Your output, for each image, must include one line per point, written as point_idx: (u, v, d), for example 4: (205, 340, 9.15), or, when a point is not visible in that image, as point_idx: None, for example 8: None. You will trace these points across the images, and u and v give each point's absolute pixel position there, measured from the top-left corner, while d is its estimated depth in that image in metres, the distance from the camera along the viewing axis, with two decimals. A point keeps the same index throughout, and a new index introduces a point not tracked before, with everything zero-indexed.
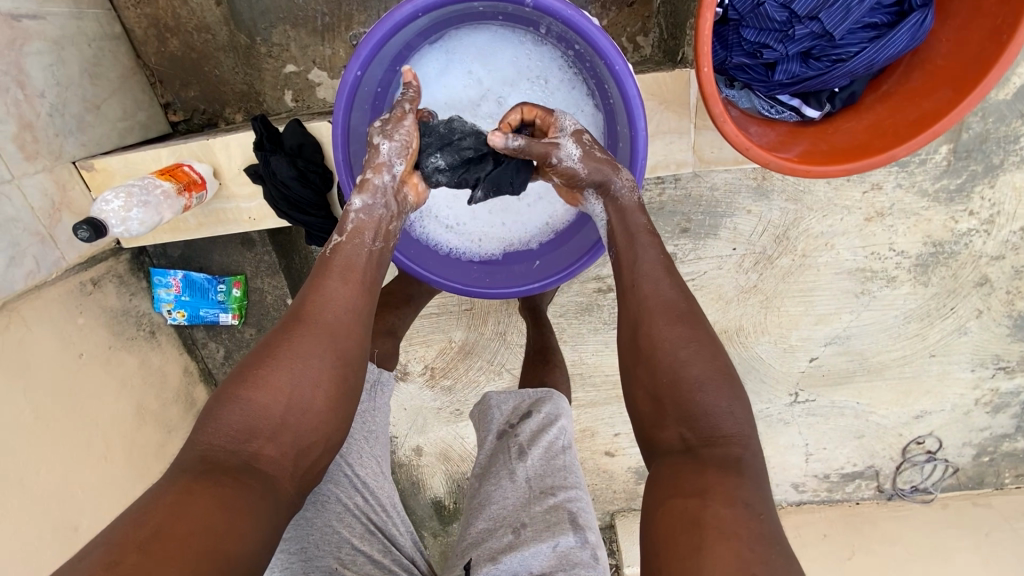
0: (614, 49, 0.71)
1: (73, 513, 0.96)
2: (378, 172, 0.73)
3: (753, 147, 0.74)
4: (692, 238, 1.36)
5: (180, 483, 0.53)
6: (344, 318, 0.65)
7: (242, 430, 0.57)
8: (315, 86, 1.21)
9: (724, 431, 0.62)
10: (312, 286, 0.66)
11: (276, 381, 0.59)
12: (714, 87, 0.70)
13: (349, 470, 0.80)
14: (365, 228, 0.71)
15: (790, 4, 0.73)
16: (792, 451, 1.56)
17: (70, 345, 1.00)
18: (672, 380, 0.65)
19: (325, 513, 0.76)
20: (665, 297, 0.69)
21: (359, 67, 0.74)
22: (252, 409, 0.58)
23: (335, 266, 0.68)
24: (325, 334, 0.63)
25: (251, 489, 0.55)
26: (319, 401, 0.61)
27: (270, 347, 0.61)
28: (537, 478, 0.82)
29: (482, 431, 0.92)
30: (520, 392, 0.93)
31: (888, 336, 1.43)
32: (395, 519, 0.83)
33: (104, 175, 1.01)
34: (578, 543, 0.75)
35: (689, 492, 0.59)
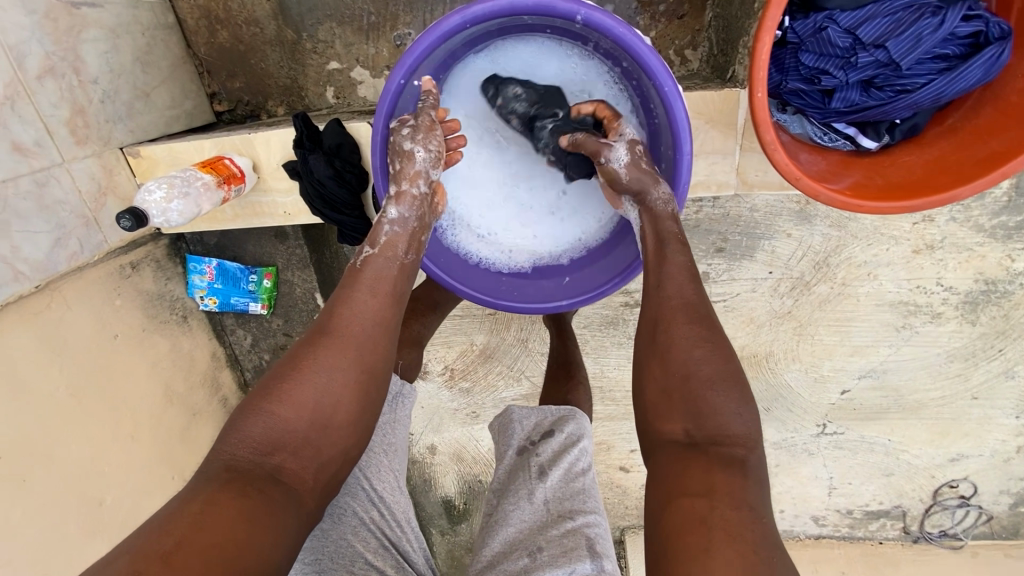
0: (665, 70, 0.68)
1: (99, 489, 0.98)
2: (414, 182, 0.76)
3: (804, 177, 0.71)
4: (727, 258, 1.32)
5: (203, 494, 0.53)
6: (371, 333, 0.66)
7: (265, 442, 0.58)
8: (357, 84, 1.22)
9: (732, 431, 0.59)
10: (340, 300, 0.67)
11: (301, 395, 0.60)
12: (767, 114, 0.67)
13: (367, 484, 0.80)
14: (396, 240, 0.73)
15: (855, 30, 0.69)
16: (815, 483, 1.50)
17: (106, 326, 1.02)
18: (683, 375, 0.62)
19: (341, 527, 0.77)
20: (687, 297, 0.67)
21: (403, 75, 0.74)
22: (275, 422, 0.58)
23: (364, 280, 0.69)
24: (351, 349, 0.64)
25: (274, 502, 0.55)
26: (342, 417, 0.62)
27: (296, 360, 0.62)
28: (557, 501, 0.81)
29: (501, 444, 0.91)
30: (542, 409, 0.92)
31: (927, 373, 1.36)
32: (409, 534, 0.82)
33: (149, 162, 1.03)
34: (595, 571, 0.73)
35: (696, 493, 0.56)
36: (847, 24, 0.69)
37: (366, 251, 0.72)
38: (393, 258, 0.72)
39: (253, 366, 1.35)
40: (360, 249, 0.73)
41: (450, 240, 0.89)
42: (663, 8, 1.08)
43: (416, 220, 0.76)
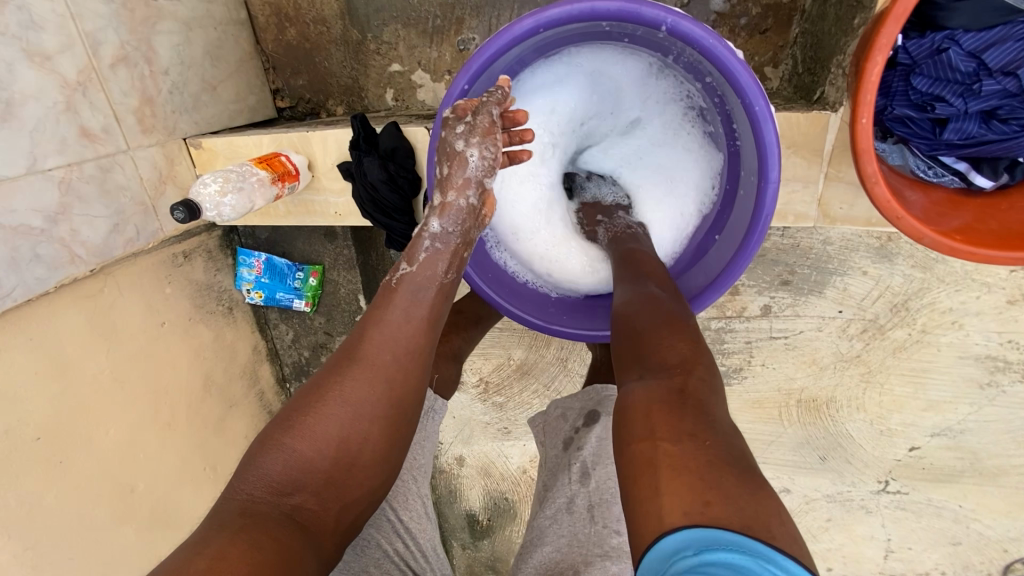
0: (758, 88, 0.62)
1: (133, 474, 0.98)
2: (460, 191, 0.68)
3: (906, 216, 0.63)
4: (792, 292, 1.22)
5: (215, 544, 0.49)
6: (401, 361, 0.62)
7: (284, 480, 0.56)
8: (417, 88, 1.20)
9: (673, 364, 0.57)
10: (371, 324, 0.63)
11: (324, 430, 0.57)
12: (871, 143, 0.60)
13: (393, 515, 0.75)
14: (438, 259, 0.67)
15: (981, 53, 0.60)
16: (870, 544, 1.36)
17: (154, 313, 1.03)
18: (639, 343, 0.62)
19: (364, 559, 0.72)
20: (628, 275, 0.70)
21: (468, 82, 0.70)
22: (295, 459, 0.56)
23: (400, 303, 0.64)
24: (379, 381, 0.60)
25: (291, 551, 0.52)
26: (367, 455, 0.59)
27: (320, 392, 0.59)
28: (600, 509, 0.77)
29: (546, 444, 0.87)
30: (584, 392, 0.86)
31: (1012, 438, 1.22)
32: (432, 564, 0.79)
33: (209, 154, 1.04)
34: None
35: (642, 435, 0.53)
36: (971, 46, 0.60)
37: (403, 269, 0.67)
38: (433, 278, 0.66)
39: (292, 361, 1.35)
40: (395, 267, 0.68)
41: (498, 258, 0.85)
42: (745, 22, 1.01)
43: (460, 234, 0.68)
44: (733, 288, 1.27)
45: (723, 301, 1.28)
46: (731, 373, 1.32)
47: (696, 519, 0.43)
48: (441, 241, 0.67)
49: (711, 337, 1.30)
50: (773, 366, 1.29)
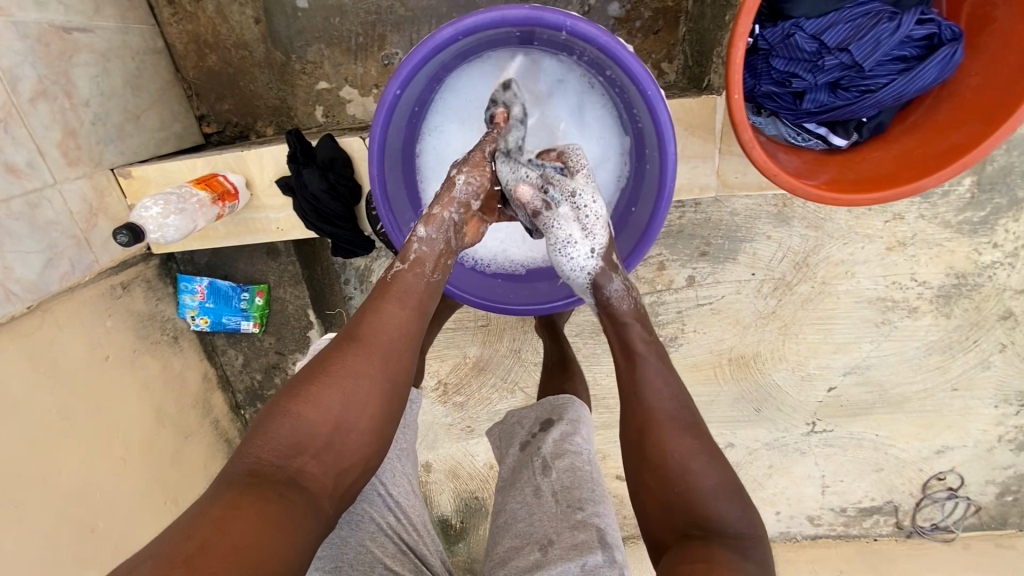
0: (648, 76, 0.71)
1: (92, 514, 0.97)
2: (444, 207, 0.78)
3: (782, 173, 0.75)
4: (710, 262, 1.37)
5: (226, 496, 0.55)
6: (397, 343, 0.70)
7: (289, 445, 0.61)
8: (346, 103, 1.25)
9: (733, 531, 0.64)
10: (370, 310, 0.71)
11: (327, 399, 0.64)
12: (744, 115, 0.72)
13: (382, 490, 0.83)
14: (427, 256, 0.76)
15: (820, 36, 0.73)
16: (808, 482, 1.52)
17: (97, 346, 1.02)
18: (680, 489, 0.67)
19: (359, 533, 0.79)
20: (670, 411, 0.72)
21: (399, 86, 0.76)
22: (299, 426, 0.62)
23: (392, 293, 0.73)
24: (376, 357, 0.68)
25: (294, 506, 0.58)
26: (365, 424, 0.66)
27: (324, 365, 0.66)
28: (564, 492, 0.80)
29: (504, 447, 0.92)
30: (540, 403, 0.93)
31: (908, 367, 1.40)
32: (425, 537, 0.85)
33: (140, 182, 1.04)
34: (606, 561, 0.72)
35: (697, 559, 0.59)
36: (812, 30, 0.74)
37: (397, 267, 0.75)
38: (423, 274, 0.76)
39: (245, 387, 1.34)
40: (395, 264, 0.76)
41: None
42: (640, 24, 1.13)
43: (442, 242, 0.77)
44: (661, 264, 1.39)
45: (653, 277, 1.40)
46: (668, 342, 1.44)
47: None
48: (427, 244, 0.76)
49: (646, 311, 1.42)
50: (704, 331, 1.42)
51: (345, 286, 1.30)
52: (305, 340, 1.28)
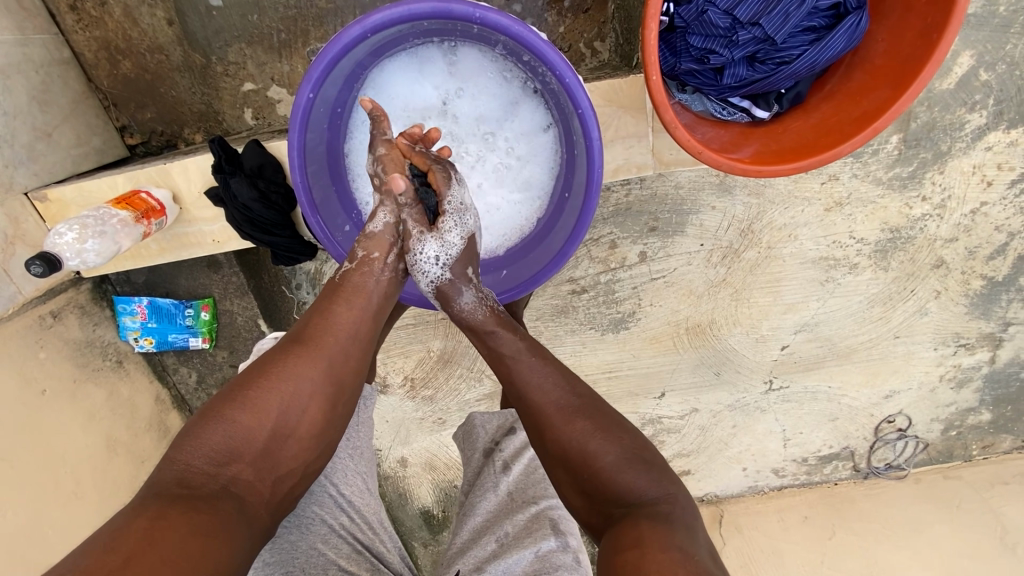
0: (564, 62, 0.71)
1: (45, 553, 0.95)
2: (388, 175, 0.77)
3: (706, 150, 0.76)
4: (660, 236, 1.39)
5: (154, 507, 0.54)
6: (344, 343, 0.70)
7: (222, 452, 0.60)
8: (275, 103, 1.20)
9: (649, 499, 0.64)
10: (317, 312, 0.72)
11: (268, 404, 0.64)
12: (664, 95, 0.72)
13: (333, 490, 0.82)
14: (374, 252, 0.76)
15: (732, 11, 0.75)
16: (770, 437, 1.59)
17: (32, 381, 0.98)
18: (589, 476, 0.67)
19: (311, 536, 0.79)
20: (556, 401, 0.72)
21: (312, 89, 0.73)
22: (236, 430, 0.61)
23: (336, 296, 0.73)
24: (320, 359, 0.68)
25: (228, 516, 0.58)
26: (303, 432, 0.67)
27: (265, 367, 0.66)
28: (519, 490, 0.81)
29: (467, 450, 0.87)
30: (502, 409, 0.87)
31: (853, 320, 1.47)
32: (382, 535, 0.87)
33: (59, 205, 1.00)
34: (559, 547, 0.74)
35: (630, 544, 0.59)
36: (725, 6, 0.75)
37: (347, 266, 0.76)
38: (372, 274, 0.76)
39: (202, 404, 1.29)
40: (345, 265, 0.77)
41: None
42: (569, 4, 1.11)
43: (373, 242, 0.76)
44: (612, 242, 1.41)
45: (606, 255, 1.42)
46: (626, 318, 1.47)
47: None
48: (371, 246, 0.76)
49: (603, 290, 1.44)
50: (660, 303, 1.45)
51: (297, 292, 1.26)
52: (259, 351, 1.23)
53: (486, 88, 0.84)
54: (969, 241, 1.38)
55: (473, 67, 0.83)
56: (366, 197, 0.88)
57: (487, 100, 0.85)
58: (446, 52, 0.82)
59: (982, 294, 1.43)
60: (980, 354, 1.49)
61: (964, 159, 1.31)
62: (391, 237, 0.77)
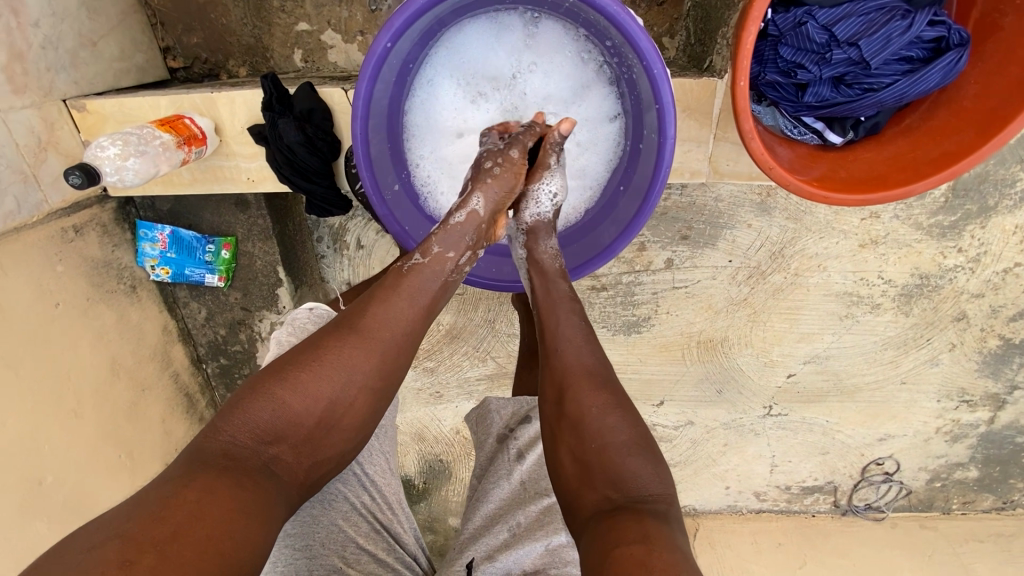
0: (655, 52, 0.68)
1: (37, 466, 0.93)
2: (498, 178, 0.76)
3: (777, 167, 0.74)
4: (690, 246, 1.37)
5: (200, 478, 0.54)
6: (399, 341, 0.68)
7: (267, 431, 0.61)
8: (328, 49, 1.16)
9: (651, 491, 0.60)
10: (378, 300, 0.68)
11: (319, 391, 0.63)
12: (747, 103, 0.70)
13: (358, 469, 0.82)
14: (449, 253, 0.73)
15: (831, 27, 0.72)
16: (759, 461, 1.59)
17: (46, 293, 0.96)
18: (600, 449, 0.64)
19: (332, 512, 0.79)
20: (587, 366, 0.70)
21: (389, 39, 0.71)
22: (283, 412, 0.61)
23: (404, 290, 0.70)
24: (374, 354, 0.66)
25: (267, 494, 0.58)
26: (348, 418, 0.66)
27: (318, 351, 0.64)
28: (532, 480, 0.80)
29: (481, 434, 0.86)
30: (519, 397, 0.85)
31: (863, 359, 1.46)
32: (399, 515, 0.86)
33: (96, 117, 0.97)
34: (570, 542, 0.76)
35: (633, 538, 0.54)
36: (824, 21, 0.72)
37: (417, 259, 0.72)
38: (440, 274, 0.73)
39: (207, 341, 1.28)
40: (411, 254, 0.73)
41: (429, 212, 0.87)
42: None
43: (456, 239, 0.74)
44: (641, 244, 1.39)
45: (632, 257, 1.40)
46: (640, 322, 1.45)
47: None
48: (450, 246, 0.74)
49: (622, 291, 1.42)
50: (676, 313, 1.44)
51: (317, 244, 1.28)
52: (273, 297, 1.21)
53: (562, 66, 0.81)
54: (995, 299, 1.37)
55: (553, 41, 0.80)
56: (418, 158, 0.85)
57: (560, 78, 0.82)
58: (530, 23, 0.79)
59: (995, 354, 1.43)
60: (980, 412, 1.49)
61: (1008, 218, 1.29)
62: (472, 236, 0.75)
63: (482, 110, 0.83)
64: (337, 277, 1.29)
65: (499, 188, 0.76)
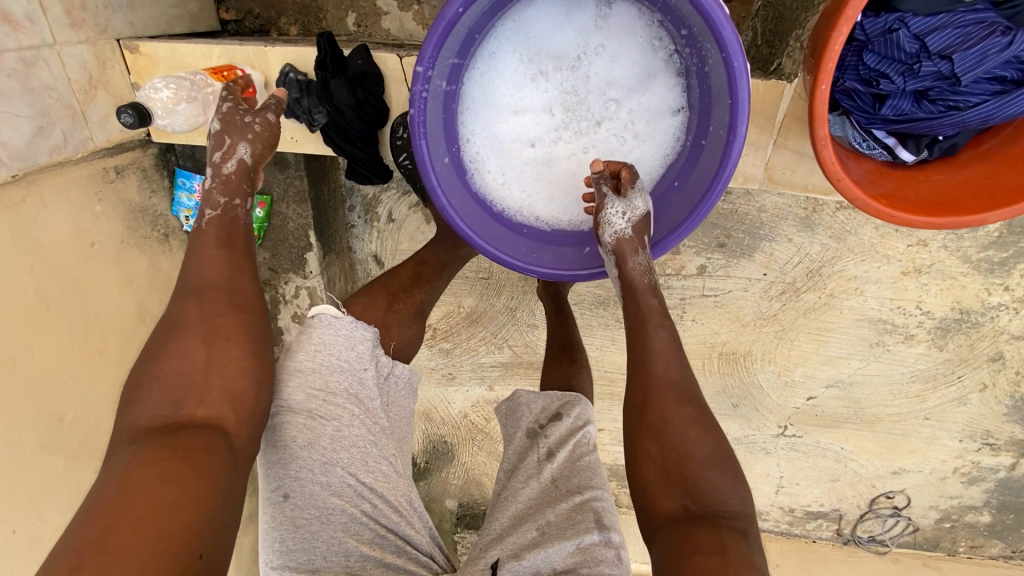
0: (738, 44, 0.66)
1: (60, 402, 0.92)
2: (258, 134, 0.76)
3: (846, 179, 0.71)
4: (726, 254, 1.33)
5: (123, 465, 0.57)
6: (230, 279, 0.70)
7: (166, 400, 0.63)
8: (382, 15, 1.14)
9: (730, 509, 0.61)
10: (197, 259, 0.70)
11: (184, 345, 0.65)
12: (825, 107, 0.67)
13: (353, 478, 0.74)
14: (235, 199, 0.74)
15: (924, 37, 0.68)
16: (766, 480, 1.57)
17: (83, 231, 0.95)
18: (682, 461, 0.64)
19: (330, 527, 0.72)
20: (673, 378, 0.68)
21: (462, 4, 0.69)
22: (167, 380, 0.64)
23: (212, 237, 0.72)
24: (218, 295, 0.69)
25: (200, 444, 0.60)
26: (235, 349, 0.67)
27: (172, 325, 0.66)
28: (564, 477, 0.78)
29: (510, 428, 0.87)
30: (549, 392, 0.88)
31: (889, 390, 1.41)
32: (411, 517, 0.78)
33: (147, 61, 0.96)
34: (602, 541, 0.71)
35: (708, 550, 0.57)
36: (917, 29, 0.68)
37: (208, 215, 0.73)
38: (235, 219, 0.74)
39: None
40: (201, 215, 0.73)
41: (474, 187, 0.85)
42: None
43: (231, 192, 0.74)
44: (675, 247, 1.35)
45: (665, 259, 1.36)
46: None
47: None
48: (230, 192, 0.74)
49: None
50: (702, 321, 1.40)
51: (348, 213, 1.26)
52: (301, 261, 1.21)
53: (630, 52, 0.78)
54: None
55: (624, 26, 0.78)
56: (469, 132, 0.83)
57: (627, 65, 0.79)
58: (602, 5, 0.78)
59: None
60: (1002, 457, 1.43)
61: None
62: (248, 184, 0.76)
63: (541, 89, 0.81)
64: (364, 248, 1.28)
65: (262, 137, 0.76)
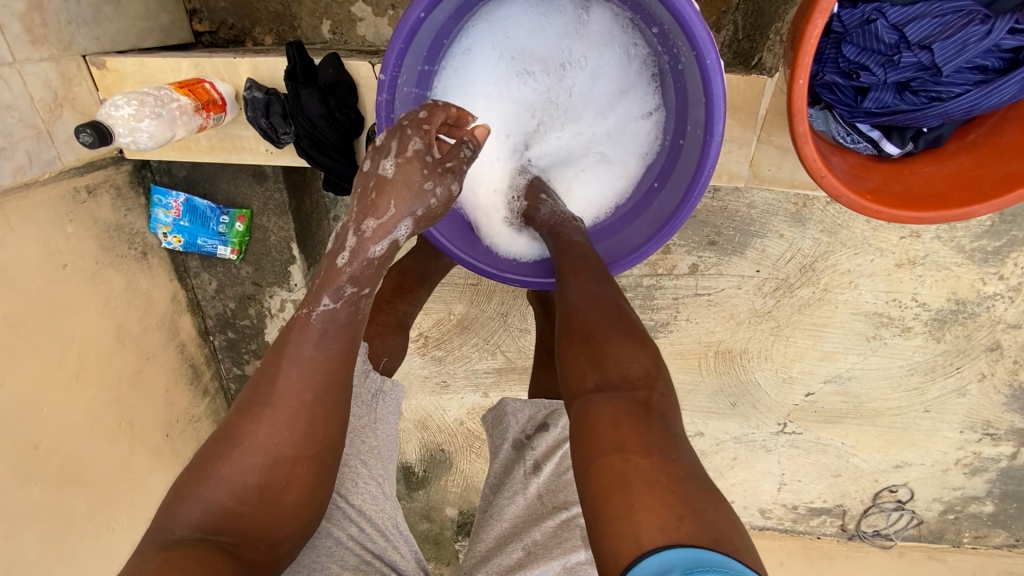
0: (710, 41, 0.63)
1: (34, 429, 0.90)
2: (427, 210, 0.69)
3: (829, 176, 0.69)
4: (718, 252, 1.30)
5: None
6: (312, 397, 0.63)
7: (207, 522, 0.59)
8: (357, 21, 1.12)
9: (635, 378, 0.59)
10: (284, 361, 0.63)
11: (244, 463, 0.61)
12: (804, 103, 0.65)
13: (342, 501, 0.74)
14: (363, 289, 0.67)
15: (902, 27, 0.66)
16: (767, 478, 1.54)
17: (54, 254, 0.93)
18: (589, 345, 0.63)
19: (315, 550, 0.71)
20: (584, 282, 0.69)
21: (423, 9, 0.67)
22: (214, 501, 0.60)
23: (316, 335, 0.64)
24: (296, 416, 0.62)
25: None
26: (294, 483, 0.63)
27: (238, 433, 0.62)
28: (550, 492, 0.77)
29: (495, 439, 0.83)
30: (535, 400, 0.83)
31: (887, 383, 1.39)
32: (397, 542, 0.77)
33: (114, 76, 0.94)
34: (587, 558, 0.72)
35: (610, 447, 0.54)
36: (895, 19, 0.66)
37: (325, 305, 0.65)
38: (352, 313, 0.67)
39: (216, 314, 1.26)
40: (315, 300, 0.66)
41: None
42: None
43: (369, 275, 0.67)
44: (666, 247, 1.33)
45: (656, 259, 1.33)
46: (658, 327, 1.40)
47: (677, 537, 0.46)
48: (360, 282, 0.67)
49: (642, 293, 1.37)
50: (696, 321, 1.38)
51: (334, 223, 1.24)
52: (285, 274, 1.19)
53: (601, 55, 0.78)
54: None
55: (594, 29, 0.77)
56: None
57: (599, 67, 0.78)
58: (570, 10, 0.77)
59: None
60: (1003, 447, 1.41)
61: None
62: (385, 269, 0.69)
63: (514, 94, 0.80)
64: None
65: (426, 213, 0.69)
